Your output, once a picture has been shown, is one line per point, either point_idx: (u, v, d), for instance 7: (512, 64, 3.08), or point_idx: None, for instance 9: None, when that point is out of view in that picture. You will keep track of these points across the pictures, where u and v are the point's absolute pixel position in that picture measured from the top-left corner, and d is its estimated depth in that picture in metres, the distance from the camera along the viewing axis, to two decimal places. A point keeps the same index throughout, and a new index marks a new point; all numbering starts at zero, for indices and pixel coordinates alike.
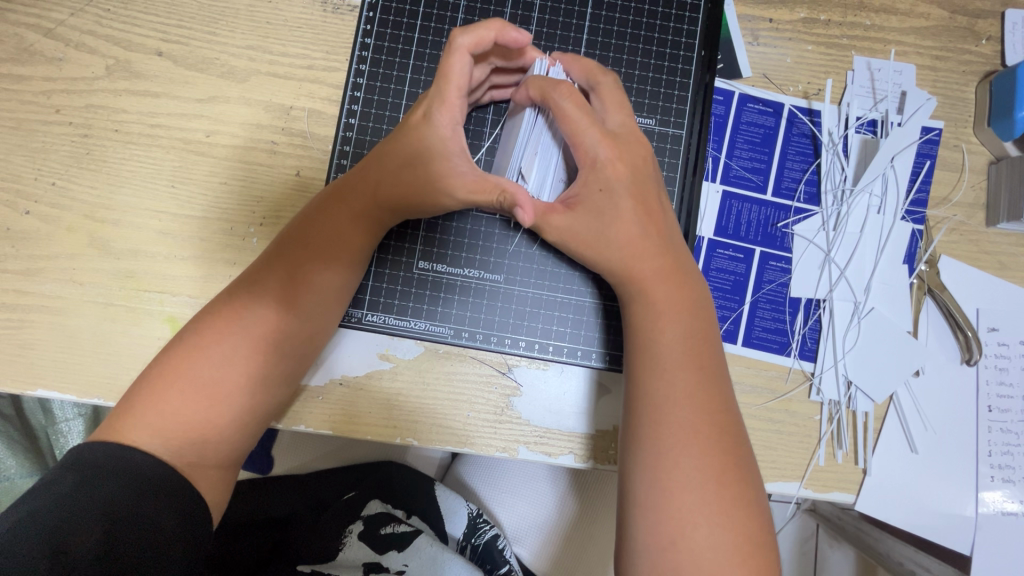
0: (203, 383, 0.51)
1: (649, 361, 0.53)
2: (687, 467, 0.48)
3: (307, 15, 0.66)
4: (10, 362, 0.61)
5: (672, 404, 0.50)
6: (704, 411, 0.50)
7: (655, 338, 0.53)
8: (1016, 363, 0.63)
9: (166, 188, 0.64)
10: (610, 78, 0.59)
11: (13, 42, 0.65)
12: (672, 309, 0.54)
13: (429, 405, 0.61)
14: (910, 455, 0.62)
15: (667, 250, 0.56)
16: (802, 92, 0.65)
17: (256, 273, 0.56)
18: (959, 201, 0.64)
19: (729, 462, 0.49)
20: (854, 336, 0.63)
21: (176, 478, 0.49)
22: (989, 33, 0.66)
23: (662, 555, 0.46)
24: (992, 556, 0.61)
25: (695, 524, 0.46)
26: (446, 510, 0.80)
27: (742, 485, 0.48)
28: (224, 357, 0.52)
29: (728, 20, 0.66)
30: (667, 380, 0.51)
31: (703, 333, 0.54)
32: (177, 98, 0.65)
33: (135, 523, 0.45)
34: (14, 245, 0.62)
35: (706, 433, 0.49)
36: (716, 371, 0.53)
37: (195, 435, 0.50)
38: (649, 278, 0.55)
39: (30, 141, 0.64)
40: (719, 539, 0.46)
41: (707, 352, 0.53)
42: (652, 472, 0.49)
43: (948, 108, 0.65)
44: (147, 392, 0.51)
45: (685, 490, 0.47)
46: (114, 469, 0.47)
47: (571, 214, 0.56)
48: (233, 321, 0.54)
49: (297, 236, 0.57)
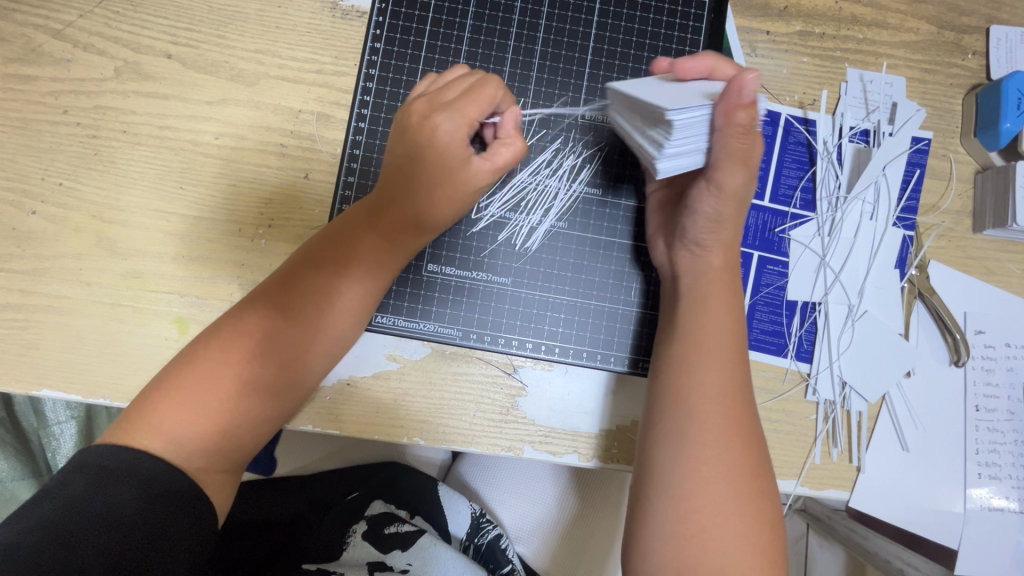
0: (209, 394, 0.52)
1: (691, 354, 0.54)
2: (726, 459, 0.50)
3: (317, 20, 0.67)
4: (16, 363, 0.61)
5: (717, 398, 0.52)
6: (735, 407, 0.52)
7: (700, 332, 0.55)
8: (1002, 364, 0.66)
9: (174, 190, 0.64)
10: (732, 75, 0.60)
11: (19, 43, 0.65)
12: (716, 308, 0.56)
13: (436, 404, 0.62)
14: (902, 453, 0.64)
15: (729, 250, 0.57)
16: (798, 102, 0.68)
17: (268, 284, 0.57)
18: (947, 208, 0.67)
19: (759, 457, 0.51)
20: (848, 338, 0.65)
21: (187, 483, 0.49)
22: (974, 47, 0.69)
23: (690, 540, 0.48)
24: (978, 550, 0.64)
25: (730, 513, 0.49)
26: (448, 510, 0.80)
27: (764, 480, 0.51)
28: (228, 363, 0.53)
29: (728, 31, 0.68)
30: (712, 373, 0.53)
31: (738, 328, 0.56)
32: (186, 100, 0.65)
33: (150, 529, 0.46)
34: (21, 245, 0.62)
35: (744, 428, 0.52)
36: (741, 368, 0.55)
37: (206, 443, 0.51)
38: (705, 280, 0.57)
39: (37, 141, 0.64)
40: (745, 528, 0.48)
41: (739, 350, 0.55)
42: (693, 462, 0.50)
43: (937, 119, 0.68)
44: (161, 392, 0.51)
45: (721, 481, 0.49)
46: (131, 473, 0.47)
47: (753, 180, 0.55)
48: (240, 331, 0.54)
49: (311, 249, 0.58)
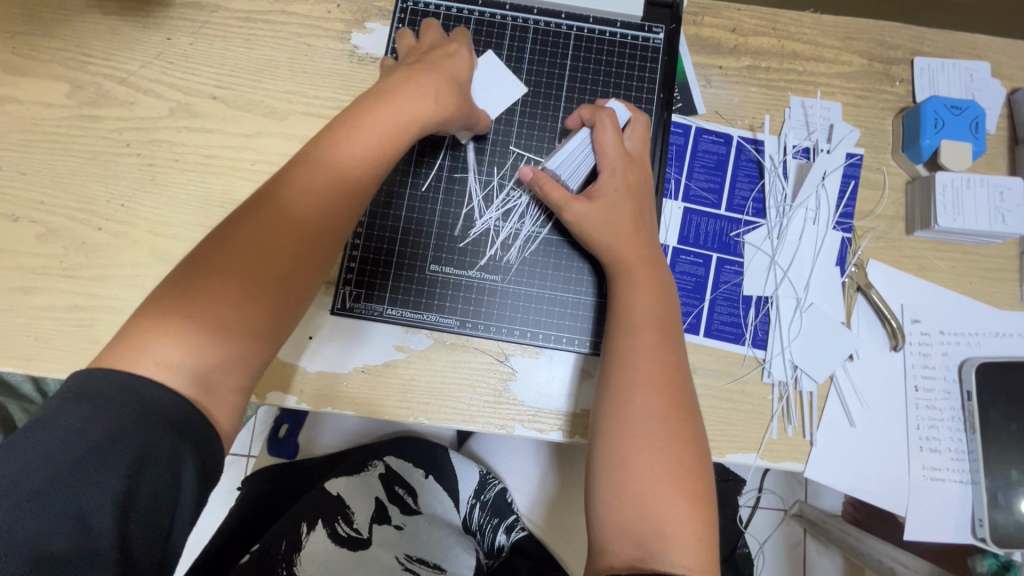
0: (205, 315, 0.52)
1: (617, 324, 0.64)
2: (642, 404, 0.59)
3: (337, 65, 0.80)
4: (83, 354, 0.71)
5: (638, 355, 0.61)
6: (663, 363, 0.61)
7: (627, 304, 0.64)
8: (936, 348, 0.74)
9: (217, 208, 0.76)
10: (643, 116, 0.72)
11: (91, 89, 0.78)
12: (647, 284, 0.65)
13: (438, 386, 0.72)
14: (849, 428, 0.72)
15: (644, 236, 0.67)
16: (748, 125, 0.79)
17: (223, 266, 0.54)
18: (882, 213, 0.77)
19: (678, 402, 0.60)
20: (798, 327, 0.74)
21: (192, 413, 0.50)
22: (901, 76, 0.80)
23: (614, 471, 0.57)
24: (924, 518, 0.71)
25: (645, 448, 0.57)
26: (459, 472, 1.06)
27: (686, 423, 0.59)
28: (213, 303, 0.52)
29: (685, 67, 0.80)
30: (636, 336, 0.62)
31: (665, 300, 0.65)
32: (228, 133, 0.78)
33: (148, 459, 0.46)
34: (88, 256, 0.74)
35: (661, 378, 0.60)
36: (675, 334, 0.63)
37: (204, 365, 0.51)
38: (637, 261, 0.66)
39: (104, 169, 0.76)
40: (661, 459, 0.57)
41: (669, 318, 0.64)
42: (614, 409, 0.60)
43: (870, 138, 0.79)
44: (155, 316, 0.52)
45: (637, 421, 0.58)
46: (127, 399, 0.47)
47: (589, 204, 0.68)
48: (190, 329, 0.51)
49: (273, 225, 0.56)
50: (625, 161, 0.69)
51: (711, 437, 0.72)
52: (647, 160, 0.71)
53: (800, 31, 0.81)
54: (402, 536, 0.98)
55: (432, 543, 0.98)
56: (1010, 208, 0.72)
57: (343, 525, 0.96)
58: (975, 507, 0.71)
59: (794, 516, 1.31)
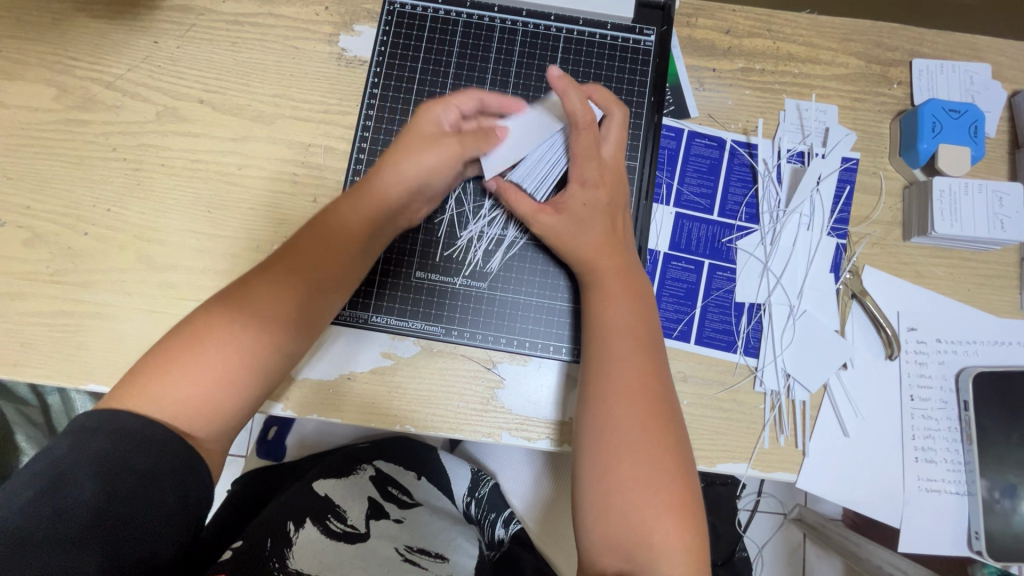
0: (189, 377, 0.54)
1: (591, 336, 0.63)
2: (619, 415, 0.58)
3: (325, 68, 0.79)
4: (69, 360, 0.71)
5: (612, 365, 0.60)
6: (640, 374, 0.60)
7: (604, 313, 0.63)
8: (932, 357, 0.73)
9: (204, 213, 0.76)
10: (620, 109, 0.70)
11: (78, 93, 0.77)
12: (620, 295, 0.64)
13: (425, 393, 0.71)
14: (843, 438, 0.71)
15: (620, 245, 0.66)
16: (741, 129, 0.77)
17: (217, 325, 0.57)
18: (878, 219, 0.75)
19: (657, 411, 0.58)
20: (790, 335, 0.72)
21: (172, 441, 0.52)
22: (899, 78, 0.79)
23: (598, 484, 0.57)
24: (920, 530, 0.70)
25: (626, 458, 0.56)
26: (451, 472, 1.08)
27: (668, 432, 0.58)
28: (196, 364, 0.55)
29: (677, 70, 0.78)
30: (610, 346, 0.61)
31: (639, 310, 0.63)
32: (214, 138, 0.77)
33: (129, 484, 0.49)
34: (74, 261, 0.74)
35: (637, 389, 0.59)
36: (653, 343, 0.62)
37: (183, 412, 0.54)
38: (610, 272, 0.65)
39: (90, 174, 0.76)
40: (643, 471, 0.56)
41: (647, 325, 0.63)
42: (592, 421, 0.59)
43: (867, 142, 0.77)
44: (155, 364, 0.54)
45: (615, 433, 0.57)
46: (105, 427, 0.51)
47: (559, 217, 0.68)
48: (173, 379, 0.54)
49: (271, 299, 0.59)
50: (600, 168, 0.68)
51: (701, 446, 0.70)
52: (622, 166, 0.70)
53: (795, 33, 0.80)
54: (402, 529, 0.97)
55: (431, 535, 0.98)
56: (1009, 215, 0.71)
57: (336, 521, 0.94)
58: (970, 519, 0.70)
59: (794, 521, 1.29)
